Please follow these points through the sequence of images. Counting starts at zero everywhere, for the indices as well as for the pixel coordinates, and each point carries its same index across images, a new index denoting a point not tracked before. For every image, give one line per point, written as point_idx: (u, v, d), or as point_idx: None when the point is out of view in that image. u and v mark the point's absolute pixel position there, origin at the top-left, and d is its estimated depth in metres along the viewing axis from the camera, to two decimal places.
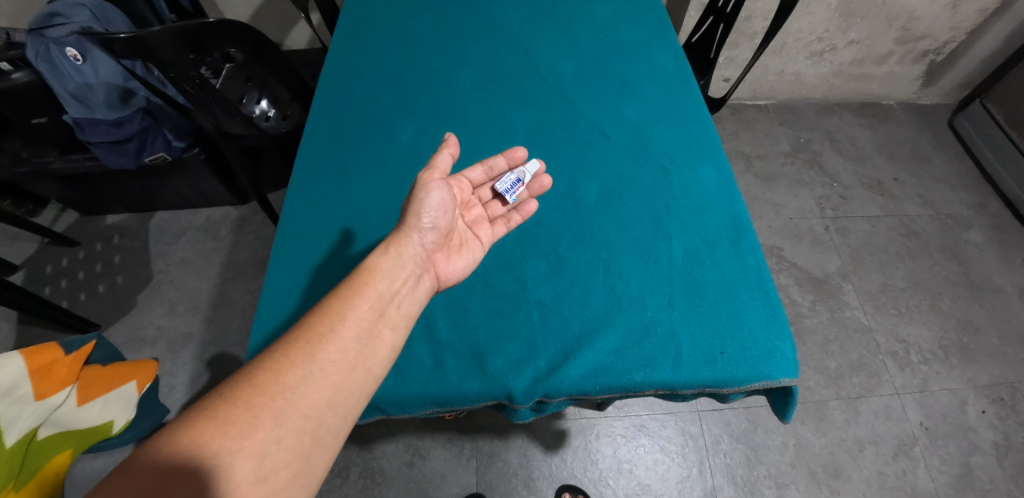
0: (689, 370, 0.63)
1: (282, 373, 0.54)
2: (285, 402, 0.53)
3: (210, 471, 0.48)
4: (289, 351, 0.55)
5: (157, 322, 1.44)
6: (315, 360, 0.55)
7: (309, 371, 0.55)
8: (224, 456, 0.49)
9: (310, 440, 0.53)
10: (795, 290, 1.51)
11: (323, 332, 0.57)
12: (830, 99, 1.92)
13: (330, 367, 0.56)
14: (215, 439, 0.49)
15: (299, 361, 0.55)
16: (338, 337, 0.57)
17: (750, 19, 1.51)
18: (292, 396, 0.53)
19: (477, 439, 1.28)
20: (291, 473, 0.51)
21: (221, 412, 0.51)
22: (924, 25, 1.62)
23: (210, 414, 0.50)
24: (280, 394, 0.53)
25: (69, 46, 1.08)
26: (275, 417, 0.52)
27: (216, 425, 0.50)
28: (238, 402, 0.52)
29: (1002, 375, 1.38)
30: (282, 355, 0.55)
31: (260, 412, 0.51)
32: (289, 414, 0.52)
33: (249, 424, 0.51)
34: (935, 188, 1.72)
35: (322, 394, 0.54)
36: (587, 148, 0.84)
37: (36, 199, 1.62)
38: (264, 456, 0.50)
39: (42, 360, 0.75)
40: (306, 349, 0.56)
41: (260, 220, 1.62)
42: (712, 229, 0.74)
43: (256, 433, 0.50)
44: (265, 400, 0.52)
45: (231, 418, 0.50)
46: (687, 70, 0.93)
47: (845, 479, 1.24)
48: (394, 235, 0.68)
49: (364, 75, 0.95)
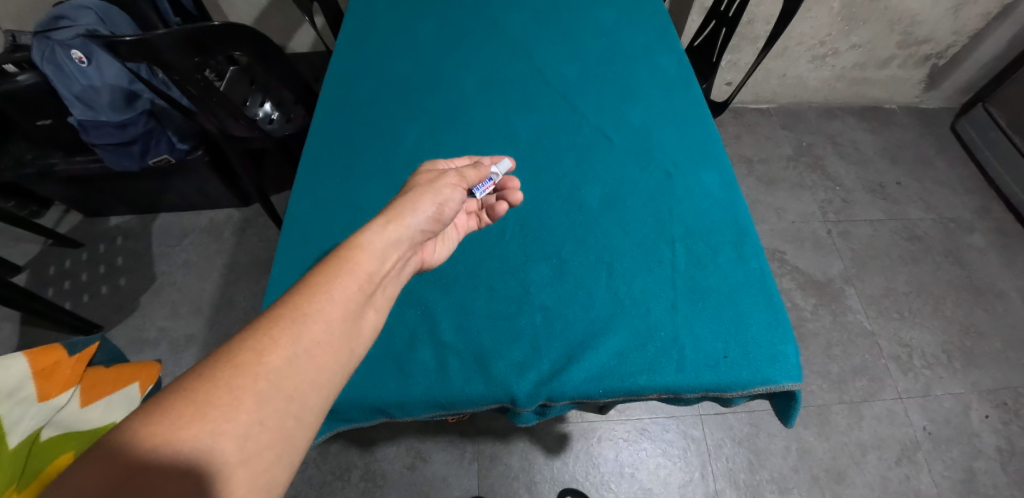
0: (692, 374, 0.63)
1: (266, 352, 0.47)
2: (269, 384, 0.46)
3: (185, 459, 0.41)
4: (272, 330, 0.48)
5: (159, 324, 1.45)
6: (299, 341, 0.49)
7: (294, 352, 0.48)
8: (204, 441, 0.42)
9: (292, 421, 0.46)
10: (798, 293, 1.51)
11: (310, 312, 0.50)
12: (832, 102, 1.92)
13: (318, 345, 0.49)
14: (192, 423, 0.42)
15: (283, 341, 0.48)
16: (325, 317, 0.51)
17: (752, 23, 1.52)
18: (277, 376, 0.46)
19: (478, 442, 1.27)
20: (275, 455, 0.45)
21: (200, 393, 0.44)
22: (926, 29, 1.62)
23: (190, 395, 0.43)
24: (263, 374, 0.46)
25: (75, 48, 1.10)
26: (258, 398, 0.45)
27: (195, 407, 0.43)
28: (218, 382, 0.45)
29: (1005, 380, 1.38)
30: (262, 333, 0.48)
31: (243, 394, 0.45)
32: (272, 395, 0.46)
33: (231, 406, 0.44)
34: (937, 192, 1.72)
35: (310, 375, 0.48)
36: (590, 151, 0.84)
37: (40, 200, 1.63)
38: (246, 438, 0.44)
39: (46, 361, 0.77)
40: (291, 328, 0.49)
41: (263, 222, 1.62)
42: (715, 233, 0.74)
43: (238, 415, 0.44)
44: (250, 381, 0.45)
45: (213, 400, 0.44)
46: (690, 74, 0.94)
47: (847, 484, 1.24)
48: (396, 208, 0.62)
49: (367, 79, 0.95)
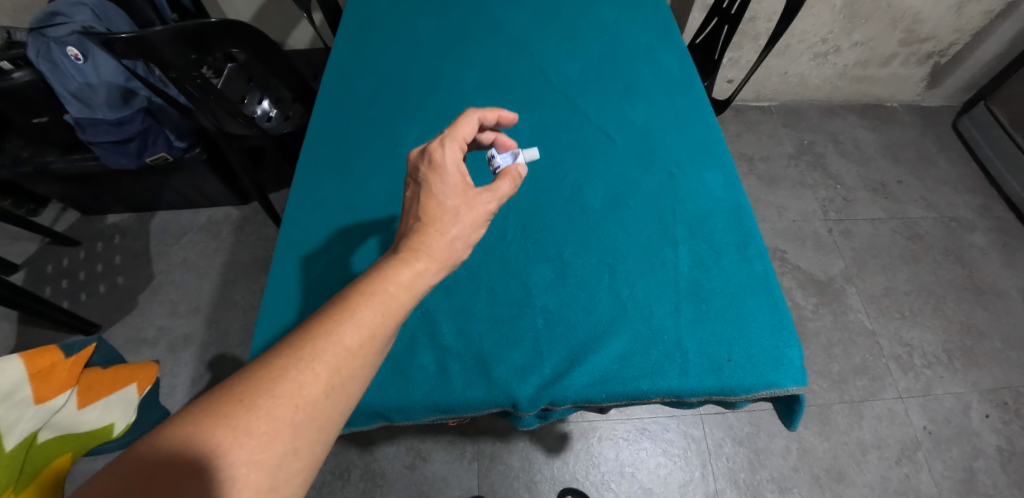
0: (696, 379, 0.63)
1: (303, 382, 0.46)
2: (305, 415, 0.45)
3: (221, 483, 0.41)
4: (310, 357, 0.47)
5: (158, 323, 1.44)
6: (337, 370, 0.47)
7: (332, 383, 0.47)
8: (242, 469, 0.42)
9: (321, 451, 0.47)
10: (799, 292, 1.51)
11: (350, 343, 0.49)
12: (834, 100, 1.91)
13: (351, 375, 0.48)
14: (231, 449, 0.42)
15: (321, 370, 0.47)
16: (362, 348, 0.49)
17: (754, 20, 1.51)
18: (313, 409, 0.46)
19: (478, 442, 1.27)
20: (304, 483, 0.45)
21: (238, 418, 0.43)
22: (929, 27, 1.61)
23: (227, 419, 0.43)
24: (301, 405, 0.45)
25: (71, 45, 1.08)
26: (294, 429, 0.44)
27: (234, 433, 0.42)
28: (256, 407, 0.44)
29: (1006, 379, 1.38)
30: (301, 359, 0.46)
31: (280, 423, 0.44)
32: (307, 425, 0.45)
33: (268, 436, 0.43)
34: (938, 191, 1.71)
35: (342, 405, 0.48)
36: (592, 151, 0.83)
37: (37, 198, 1.62)
38: (279, 467, 0.43)
39: (43, 363, 0.75)
40: (329, 356, 0.47)
41: (262, 220, 1.61)
42: (718, 235, 0.73)
43: (275, 446, 0.43)
44: (287, 410, 0.44)
45: (251, 428, 0.43)
46: (693, 73, 0.93)
47: (847, 483, 1.24)
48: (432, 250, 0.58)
49: (365, 77, 0.94)
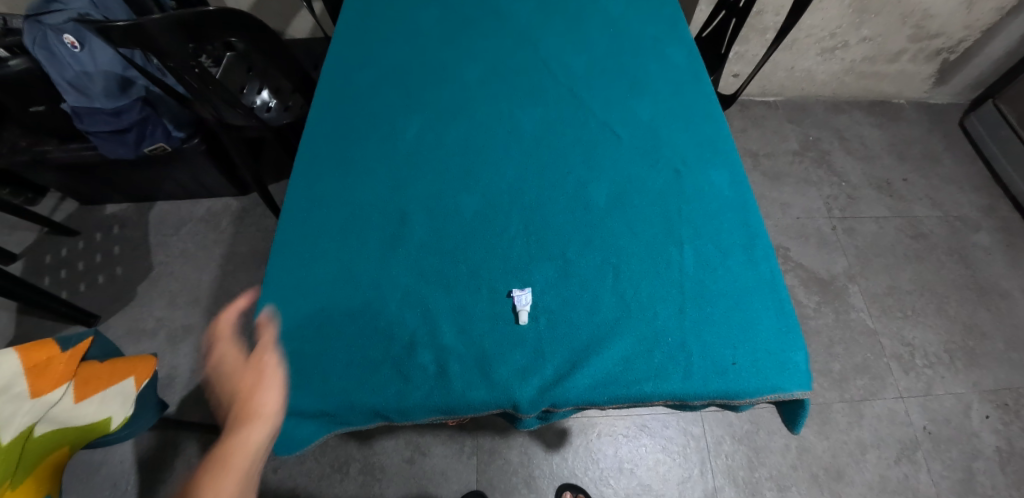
0: (700, 382, 0.62)
1: (245, 424, 0.61)
2: (255, 445, 0.61)
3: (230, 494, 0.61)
4: (241, 409, 0.61)
5: (157, 314, 1.43)
6: (263, 408, 0.62)
7: (266, 415, 0.62)
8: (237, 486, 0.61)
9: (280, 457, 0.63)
10: (802, 290, 1.50)
11: (267, 381, 0.63)
12: (840, 96, 1.88)
13: (271, 407, 0.62)
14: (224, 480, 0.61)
15: (253, 413, 0.61)
16: (275, 385, 0.63)
17: (762, 14, 1.48)
18: (258, 442, 0.61)
19: (478, 436, 1.27)
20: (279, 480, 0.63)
21: (216, 463, 0.61)
22: (939, 23, 1.59)
23: (212, 466, 0.61)
24: (251, 444, 0.61)
25: (67, 33, 1.06)
26: (254, 454, 0.61)
27: (218, 473, 0.61)
28: (222, 451, 0.61)
29: (1007, 380, 1.37)
30: (238, 412, 0.61)
31: (243, 457, 0.61)
32: (260, 452, 0.62)
33: (242, 465, 0.61)
34: (943, 190, 1.70)
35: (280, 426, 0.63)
36: (598, 147, 0.82)
37: (36, 188, 1.60)
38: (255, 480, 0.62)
39: (38, 357, 0.75)
40: (253, 400, 0.62)
41: (261, 212, 1.60)
42: (725, 235, 0.72)
43: (248, 468, 0.61)
44: (245, 446, 0.61)
45: (229, 466, 0.61)
46: (701, 68, 0.91)
47: (846, 482, 1.24)
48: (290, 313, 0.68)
49: (366, 69, 0.92)
